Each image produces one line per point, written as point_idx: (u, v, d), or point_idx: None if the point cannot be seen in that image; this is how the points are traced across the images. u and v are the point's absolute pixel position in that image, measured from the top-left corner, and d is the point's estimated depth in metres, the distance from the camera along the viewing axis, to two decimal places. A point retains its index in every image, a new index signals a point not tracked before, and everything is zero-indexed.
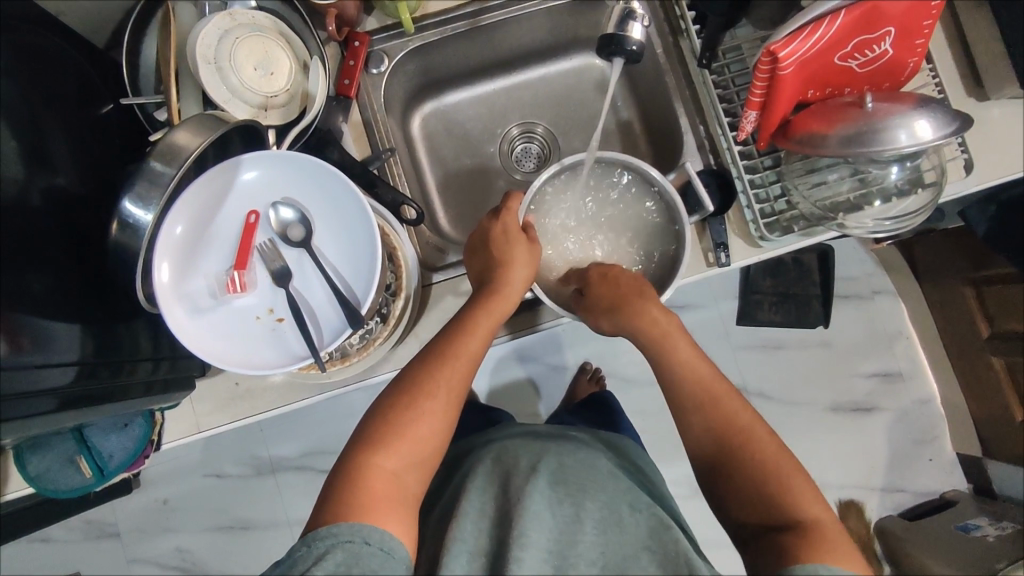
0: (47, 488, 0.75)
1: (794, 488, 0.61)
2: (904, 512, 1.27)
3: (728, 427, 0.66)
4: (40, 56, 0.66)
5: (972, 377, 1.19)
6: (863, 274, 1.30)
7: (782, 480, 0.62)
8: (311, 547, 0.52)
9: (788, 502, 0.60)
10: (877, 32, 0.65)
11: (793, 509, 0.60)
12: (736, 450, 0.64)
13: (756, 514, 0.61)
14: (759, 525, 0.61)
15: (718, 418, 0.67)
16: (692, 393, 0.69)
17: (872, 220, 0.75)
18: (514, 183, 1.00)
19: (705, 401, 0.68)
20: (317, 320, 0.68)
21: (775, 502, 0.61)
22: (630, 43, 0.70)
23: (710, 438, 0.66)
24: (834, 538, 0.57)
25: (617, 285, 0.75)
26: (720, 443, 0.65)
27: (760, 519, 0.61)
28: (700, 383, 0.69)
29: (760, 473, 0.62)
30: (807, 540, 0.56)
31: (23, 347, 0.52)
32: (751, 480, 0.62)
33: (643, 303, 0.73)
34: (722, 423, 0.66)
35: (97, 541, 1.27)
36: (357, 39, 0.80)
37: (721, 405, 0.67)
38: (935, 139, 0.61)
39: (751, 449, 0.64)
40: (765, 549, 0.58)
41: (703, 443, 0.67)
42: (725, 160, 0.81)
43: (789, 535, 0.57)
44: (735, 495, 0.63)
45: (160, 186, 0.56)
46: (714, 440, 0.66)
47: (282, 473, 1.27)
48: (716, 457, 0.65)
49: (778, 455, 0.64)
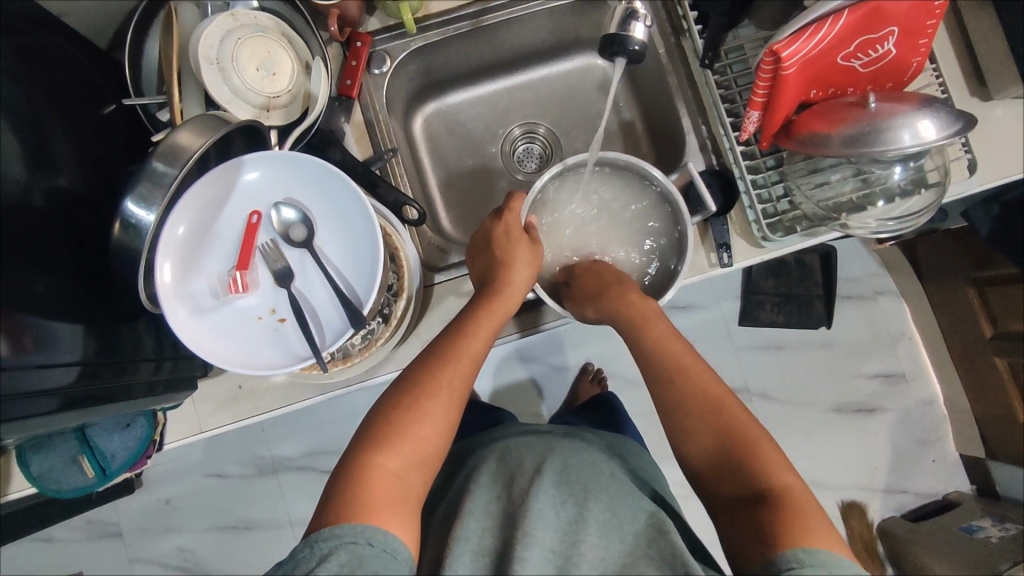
0: (49, 488, 0.75)
1: (764, 456, 0.61)
2: (907, 513, 1.26)
3: (699, 400, 0.66)
4: (43, 57, 0.66)
5: (976, 378, 1.19)
6: (865, 274, 1.30)
7: (753, 450, 0.62)
8: (314, 548, 0.52)
9: (759, 470, 0.60)
10: (881, 32, 0.64)
11: (764, 476, 0.59)
12: (709, 424, 0.65)
13: (729, 485, 0.61)
14: (732, 495, 0.60)
15: (690, 393, 0.67)
16: (665, 368, 0.70)
17: (876, 219, 0.74)
18: (516, 183, 1.00)
19: (677, 376, 0.69)
20: (319, 320, 0.68)
21: (748, 471, 0.60)
22: (632, 43, 0.69)
23: (682, 411, 0.66)
24: (804, 503, 0.56)
25: (599, 277, 0.79)
26: (694, 420, 0.65)
27: (734, 488, 0.60)
28: (672, 358, 0.70)
29: (733, 445, 0.62)
30: (779, 507, 0.56)
31: (25, 347, 0.52)
32: (727, 453, 0.62)
33: (623, 287, 0.76)
34: (695, 396, 0.67)
35: (99, 541, 1.28)
36: (359, 39, 0.80)
37: (694, 380, 0.68)
38: (938, 139, 0.61)
39: (723, 422, 0.64)
40: (739, 518, 0.58)
41: (675, 417, 0.67)
42: (728, 160, 0.81)
43: (763, 505, 0.57)
44: (711, 468, 0.63)
45: (163, 186, 0.56)
46: (687, 413, 0.66)
47: (284, 473, 1.27)
48: (692, 434, 0.65)
49: (749, 427, 0.64)
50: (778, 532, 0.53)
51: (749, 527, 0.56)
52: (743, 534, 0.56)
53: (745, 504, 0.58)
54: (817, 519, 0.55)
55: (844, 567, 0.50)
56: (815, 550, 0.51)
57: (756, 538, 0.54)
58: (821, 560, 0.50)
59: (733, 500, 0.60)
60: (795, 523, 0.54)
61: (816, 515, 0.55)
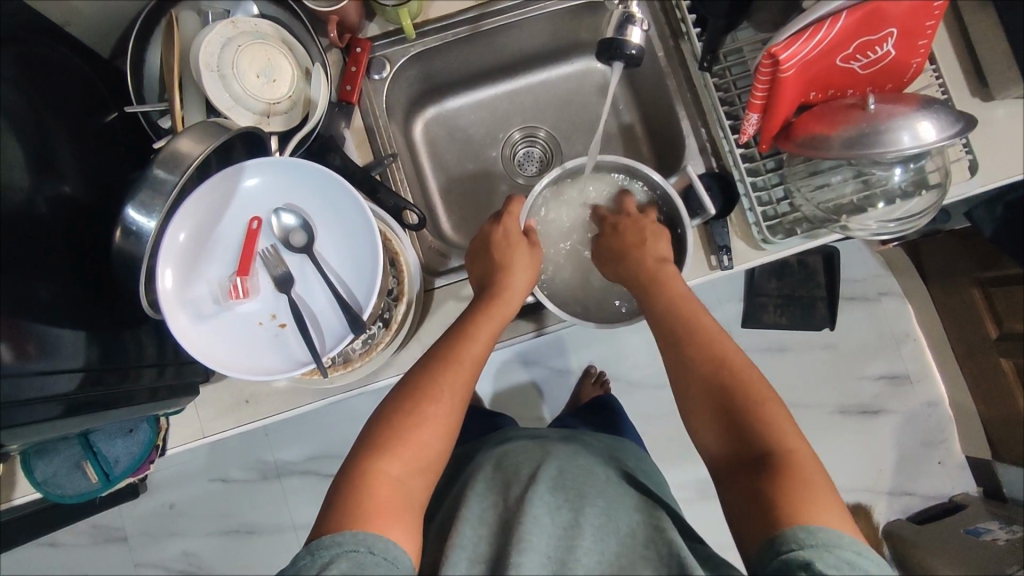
0: (54, 492, 0.76)
1: (770, 417, 0.61)
2: (913, 516, 1.26)
3: (708, 360, 0.66)
4: (46, 66, 0.67)
5: (981, 379, 1.18)
6: (869, 276, 1.29)
7: (760, 411, 0.61)
8: (315, 556, 0.52)
9: (765, 434, 0.60)
10: (880, 33, 0.64)
11: (768, 441, 0.59)
12: (717, 383, 0.64)
13: (734, 449, 0.61)
14: (736, 460, 0.61)
15: (699, 351, 0.66)
16: (677, 327, 0.69)
17: (876, 222, 0.74)
18: (516, 187, 1.00)
19: (687, 336, 0.68)
20: (319, 325, 0.69)
21: (752, 436, 0.60)
22: (629, 47, 0.69)
23: (692, 369, 0.66)
24: (808, 469, 0.57)
25: (623, 237, 0.78)
26: (706, 378, 0.65)
27: (737, 452, 0.61)
28: (683, 317, 0.69)
29: (740, 406, 0.62)
30: (786, 475, 0.56)
31: (29, 354, 0.52)
32: (735, 414, 0.62)
33: (644, 250, 0.76)
34: (704, 355, 0.66)
35: (104, 545, 1.28)
36: (359, 46, 0.81)
37: (706, 340, 0.67)
38: (939, 140, 0.60)
39: (731, 382, 0.64)
40: (741, 485, 0.58)
41: (684, 375, 0.66)
42: (727, 163, 0.81)
43: (768, 472, 0.57)
44: (717, 429, 0.63)
45: (163, 194, 0.56)
46: (695, 373, 0.65)
47: (287, 478, 1.28)
48: (701, 391, 0.65)
49: (757, 385, 0.63)
50: (780, 505, 0.54)
51: (751, 496, 0.57)
52: (746, 501, 0.57)
53: (749, 470, 0.59)
54: (820, 489, 0.55)
55: (845, 545, 0.51)
56: (816, 527, 0.52)
57: (758, 510, 0.55)
58: (823, 538, 0.51)
59: (740, 463, 0.60)
60: (797, 495, 0.54)
61: (819, 483, 0.56)
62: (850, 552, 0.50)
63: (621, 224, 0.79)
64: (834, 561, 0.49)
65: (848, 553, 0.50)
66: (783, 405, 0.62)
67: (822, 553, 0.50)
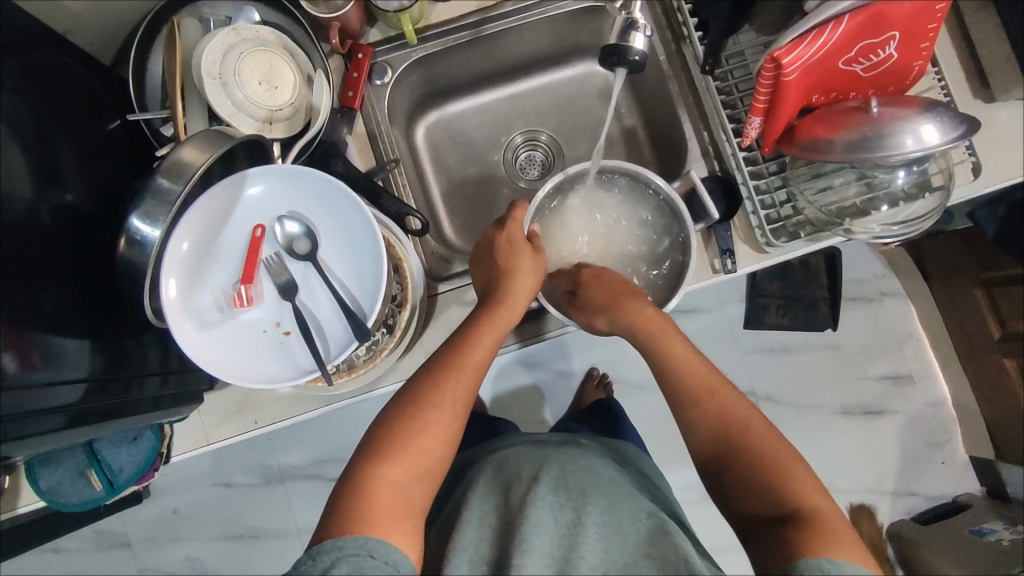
0: (56, 501, 0.76)
1: (788, 472, 0.61)
2: (916, 516, 1.26)
3: (719, 412, 0.67)
4: (50, 74, 0.67)
5: (984, 378, 1.18)
6: (871, 276, 1.29)
7: (775, 463, 0.62)
8: (317, 561, 0.52)
9: (784, 486, 0.61)
10: (882, 37, 0.64)
11: (785, 490, 0.60)
12: (729, 437, 0.65)
13: (751, 500, 0.62)
14: (758, 515, 0.61)
15: (712, 409, 0.67)
16: (684, 385, 0.70)
17: (879, 225, 0.73)
18: (518, 191, 1.01)
19: (699, 395, 0.68)
20: (324, 332, 0.69)
21: (769, 485, 0.61)
22: (632, 52, 0.69)
23: (703, 425, 0.67)
24: (830, 519, 0.57)
25: (609, 289, 0.77)
26: (725, 437, 0.66)
27: (763, 510, 0.61)
28: (692, 368, 0.71)
29: (753, 456, 0.63)
30: (809, 527, 0.57)
31: (33, 363, 0.52)
32: (755, 468, 0.63)
33: (637, 301, 0.74)
34: (713, 407, 0.67)
35: (108, 551, 1.28)
36: (361, 51, 0.81)
37: (719, 396, 0.68)
38: (942, 143, 0.60)
39: (743, 436, 0.65)
40: (764, 534, 0.59)
41: (698, 430, 0.68)
42: (730, 166, 0.80)
43: (791, 526, 0.57)
44: (731, 478, 0.64)
45: (166, 203, 0.56)
46: (708, 427, 0.67)
47: (291, 482, 1.28)
48: (719, 447, 0.66)
49: (775, 443, 0.64)
50: (802, 548, 0.55)
51: (775, 548, 0.57)
52: (771, 553, 0.57)
53: (770, 522, 0.59)
54: (842, 537, 0.56)
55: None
56: (843, 568, 0.52)
57: (780, 554, 0.56)
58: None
59: (763, 520, 0.60)
60: (820, 539, 0.55)
61: (841, 530, 0.56)
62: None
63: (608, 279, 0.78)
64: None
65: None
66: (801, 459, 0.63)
67: None
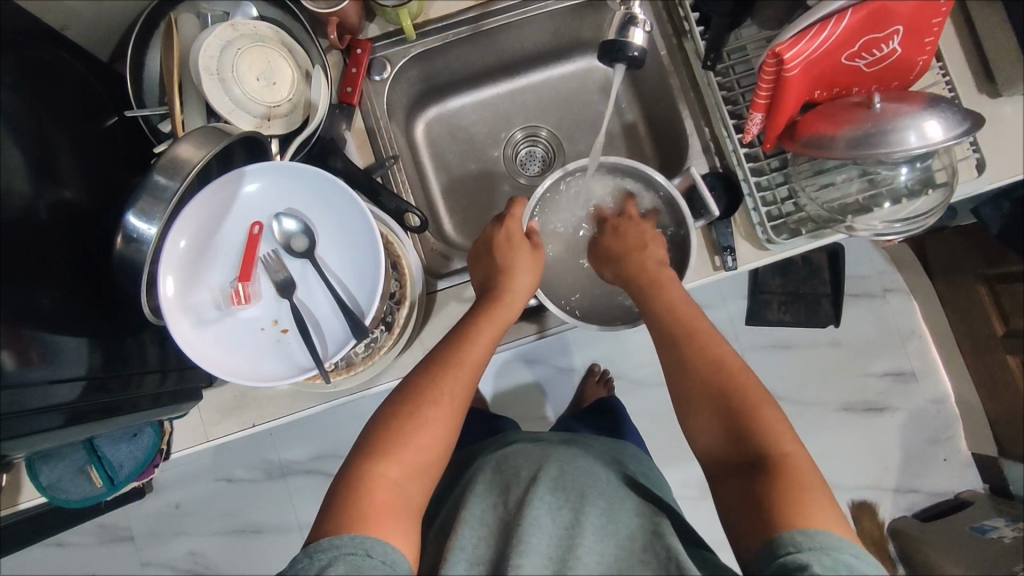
0: (57, 497, 0.76)
1: (767, 424, 0.60)
2: (918, 513, 1.25)
3: (703, 365, 0.65)
4: (47, 70, 0.67)
5: (987, 376, 1.18)
6: (873, 272, 1.28)
7: (757, 418, 0.61)
8: (313, 559, 0.52)
9: (763, 438, 0.59)
10: (885, 32, 0.64)
11: (763, 444, 0.59)
12: (711, 388, 0.64)
13: (728, 455, 0.61)
14: (729, 462, 0.61)
15: (696, 355, 0.66)
16: (670, 329, 0.69)
17: (882, 222, 0.73)
18: (519, 187, 1.00)
19: (683, 340, 0.68)
20: (322, 331, 0.68)
21: (748, 440, 0.60)
22: (632, 48, 0.69)
23: (689, 372, 0.66)
24: (806, 474, 0.56)
25: (624, 241, 0.78)
26: (707, 382, 0.64)
27: (735, 456, 0.60)
28: (682, 322, 0.69)
29: (735, 409, 0.62)
30: (781, 479, 0.56)
31: (31, 361, 0.52)
32: (733, 417, 0.62)
33: (645, 254, 0.76)
34: (698, 360, 0.66)
35: (110, 545, 1.29)
36: (360, 47, 0.80)
37: (703, 343, 0.67)
38: (945, 139, 0.59)
39: (728, 390, 0.63)
40: (736, 489, 0.58)
41: (680, 380, 0.66)
42: (731, 163, 0.80)
43: (766, 476, 0.56)
44: (709, 433, 0.63)
45: (164, 201, 0.56)
46: (692, 379, 0.65)
47: (292, 477, 1.28)
48: (698, 389, 0.65)
49: (752, 390, 0.63)
50: (778, 510, 0.53)
51: (746, 499, 0.56)
52: (741, 504, 0.57)
53: (744, 478, 0.58)
54: (815, 490, 0.55)
55: (844, 548, 0.50)
56: (815, 529, 0.51)
57: (754, 515, 0.55)
58: (822, 541, 0.50)
59: (735, 466, 0.60)
60: (795, 499, 0.54)
61: (815, 487, 0.55)
62: (848, 556, 0.49)
63: (624, 228, 0.79)
64: (834, 564, 0.48)
65: (846, 556, 0.49)
66: (779, 410, 0.62)
67: (820, 556, 0.49)
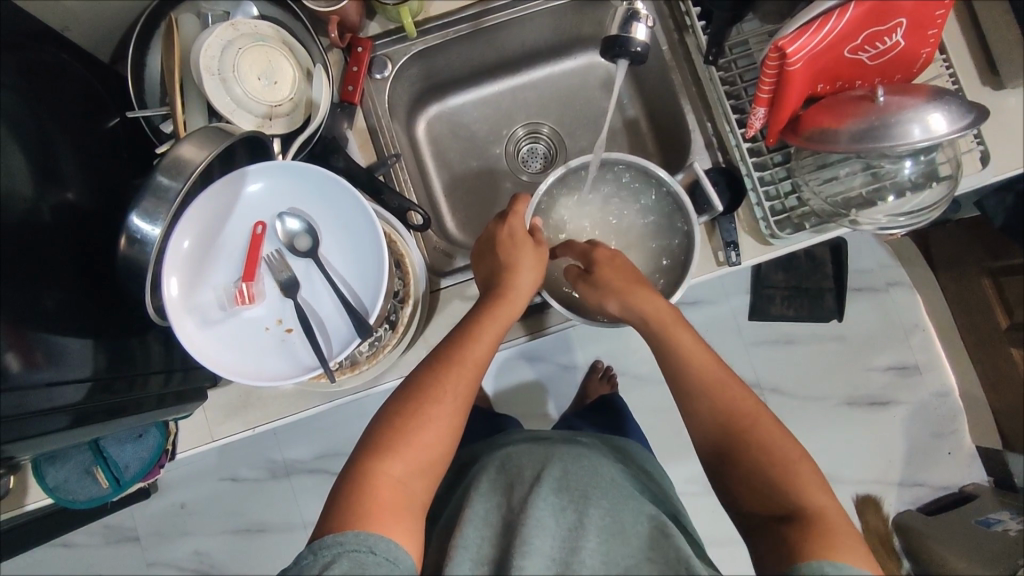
0: (64, 498, 0.76)
1: (784, 457, 0.61)
2: (923, 507, 1.25)
3: (718, 399, 0.66)
4: (48, 72, 0.67)
5: (992, 369, 1.18)
6: (877, 266, 1.28)
7: (772, 450, 0.62)
8: (317, 556, 0.52)
9: (782, 473, 0.60)
10: (888, 24, 0.63)
11: (783, 480, 0.60)
12: (718, 413, 0.65)
13: (737, 480, 0.62)
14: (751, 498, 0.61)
15: (710, 390, 0.67)
16: (683, 365, 0.69)
17: (885, 216, 0.73)
18: (521, 184, 1.00)
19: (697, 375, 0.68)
20: (326, 329, 0.68)
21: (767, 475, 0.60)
22: (635, 44, 0.69)
23: (704, 406, 0.66)
24: (826, 509, 0.57)
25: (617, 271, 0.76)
26: (723, 416, 0.65)
27: (754, 491, 0.61)
28: (691, 354, 0.69)
29: (751, 442, 0.63)
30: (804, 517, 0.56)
31: (37, 362, 0.53)
32: (748, 451, 0.62)
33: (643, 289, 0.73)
34: (702, 384, 0.67)
35: (117, 545, 1.29)
36: (361, 45, 0.80)
37: (715, 375, 0.68)
38: (949, 133, 0.59)
39: (740, 421, 0.64)
40: (761, 528, 0.59)
41: (695, 415, 0.67)
42: (734, 157, 0.79)
43: (789, 514, 0.57)
44: (718, 459, 0.64)
45: (167, 201, 0.56)
46: (698, 402, 0.66)
47: (297, 476, 1.28)
48: (713, 419, 0.65)
49: (769, 426, 0.64)
50: (803, 545, 0.54)
51: (773, 538, 0.57)
52: (768, 542, 0.57)
53: (764, 514, 0.59)
54: (838, 526, 0.56)
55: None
56: (842, 562, 0.52)
57: (781, 551, 0.55)
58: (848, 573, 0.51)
59: (757, 504, 0.60)
60: (822, 536, 0.54)
61: (835, 520, 0.56)
62: None
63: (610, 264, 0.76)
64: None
65: None
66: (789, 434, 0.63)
67: None
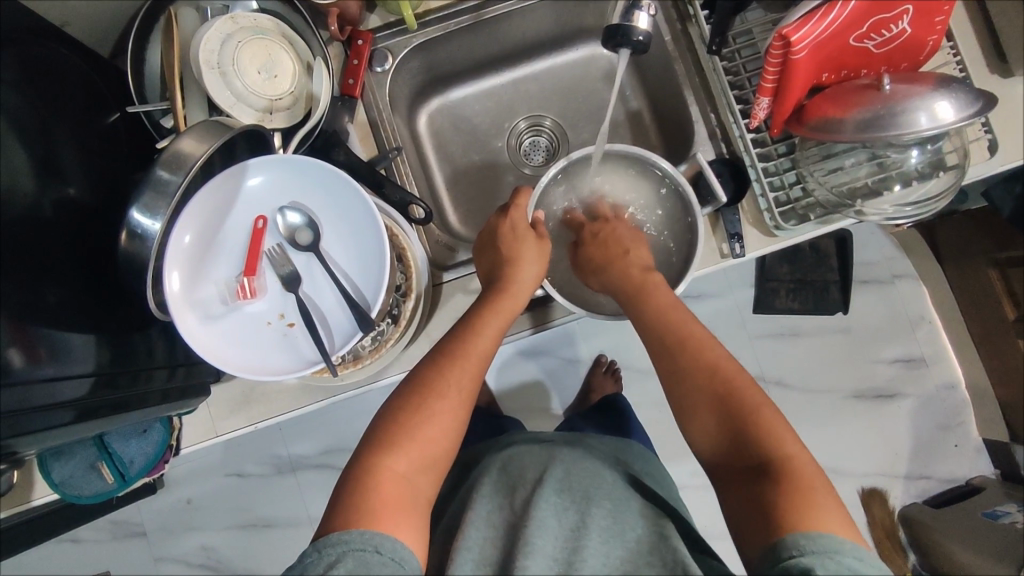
0: (70, 493, 0.77)
1: (767, 424, 0.60)
2: (929, 500, 1.24)
3: (699, 368, 0.65)
4: (47, 67, 0.66)
5: (1000, 360, 1.17)
6: (882, 258, 1.27)
7: (753, 418, 0.61)
8: (322, 553, 0.52)
9: (763, 440, 0.59)
10: (894, 11, 0.63)
11: (764, 448, 0.58)
12: (701, 382, 0.64)
13: (728, 459, 0.61)
14: (732, 465, 0.60)
15: (692, 359, 0.66)
16: (669, 337, 0.68)
17: (891, 206, 0.72)
18: (523, 177, 0.99)
19: (681, 343, 0.67)
20: (328, 324, 0.68)
21: (748, 444, 0.59)
22: (636, 33, 0.69)
23: (687, 376, 0.65)
24: (807, 474, 0.56)
25: (606, 249, 0.79)
26: (707, 386, 0.64)
27: (735, 459, 0.60)
28: (676, 324, 0.69)
29: (734, 412, 0.61)
30: (783, 482, 0.55)
31: (41, 358, 0.53)
32: (733, 422, 0.61)
33: (628, 259, 0.77)
34: (688, 356, 0.66)
35: (123, 540, 1.30)
36: (361, 38, 0.80)
37: (701, 343, 0.67)
38: (957, 121, 0.58)
39: (722, 389, 0.63)
40: (740, 493, 0.58)
41: (677, 385, 0.66)
42: (738, 149, 0.79)
43: (768, 480, 0.56)
44: (703, 430, 0.63)
45: (166, 195, 0.55)
46: (689, 384, 0.65)
47: (302, 471, 1.29)
48: (696, 388, 0.64)
49: (750, 393, 0.62)
50: (781, 513, 0.53)
51: (750, 505, 0.56)
52: (745, 508, 0.56)
53: (743, 480, 0.58)
54: (818, 492, 0.54)
55: (846, 550, 0.50)
56: (818, 533, 0.51)
57: (759, 519, 0.54)
58: (824, 543, 0.50)
59: (738, 469, 0.59)
60: (800, 502, 0.53)
61: (815, 486, 0.55)
62: (851, 558, 0.49)
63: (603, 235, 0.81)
64: (836, 568, 0.48)
65: (848, 559, 0.49)
66: (778, 410, 0.62)
67: (822, 559, 0.49)
